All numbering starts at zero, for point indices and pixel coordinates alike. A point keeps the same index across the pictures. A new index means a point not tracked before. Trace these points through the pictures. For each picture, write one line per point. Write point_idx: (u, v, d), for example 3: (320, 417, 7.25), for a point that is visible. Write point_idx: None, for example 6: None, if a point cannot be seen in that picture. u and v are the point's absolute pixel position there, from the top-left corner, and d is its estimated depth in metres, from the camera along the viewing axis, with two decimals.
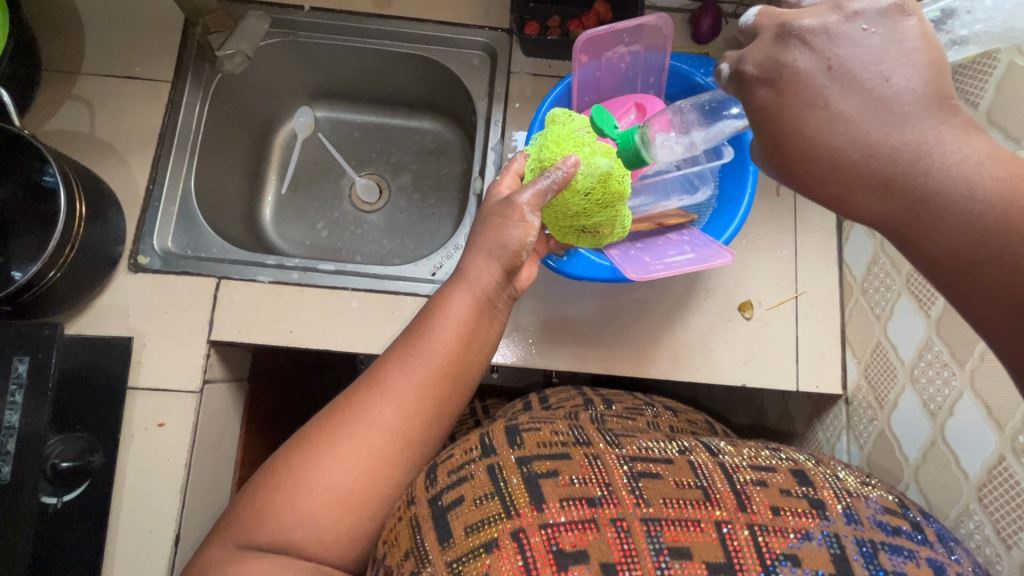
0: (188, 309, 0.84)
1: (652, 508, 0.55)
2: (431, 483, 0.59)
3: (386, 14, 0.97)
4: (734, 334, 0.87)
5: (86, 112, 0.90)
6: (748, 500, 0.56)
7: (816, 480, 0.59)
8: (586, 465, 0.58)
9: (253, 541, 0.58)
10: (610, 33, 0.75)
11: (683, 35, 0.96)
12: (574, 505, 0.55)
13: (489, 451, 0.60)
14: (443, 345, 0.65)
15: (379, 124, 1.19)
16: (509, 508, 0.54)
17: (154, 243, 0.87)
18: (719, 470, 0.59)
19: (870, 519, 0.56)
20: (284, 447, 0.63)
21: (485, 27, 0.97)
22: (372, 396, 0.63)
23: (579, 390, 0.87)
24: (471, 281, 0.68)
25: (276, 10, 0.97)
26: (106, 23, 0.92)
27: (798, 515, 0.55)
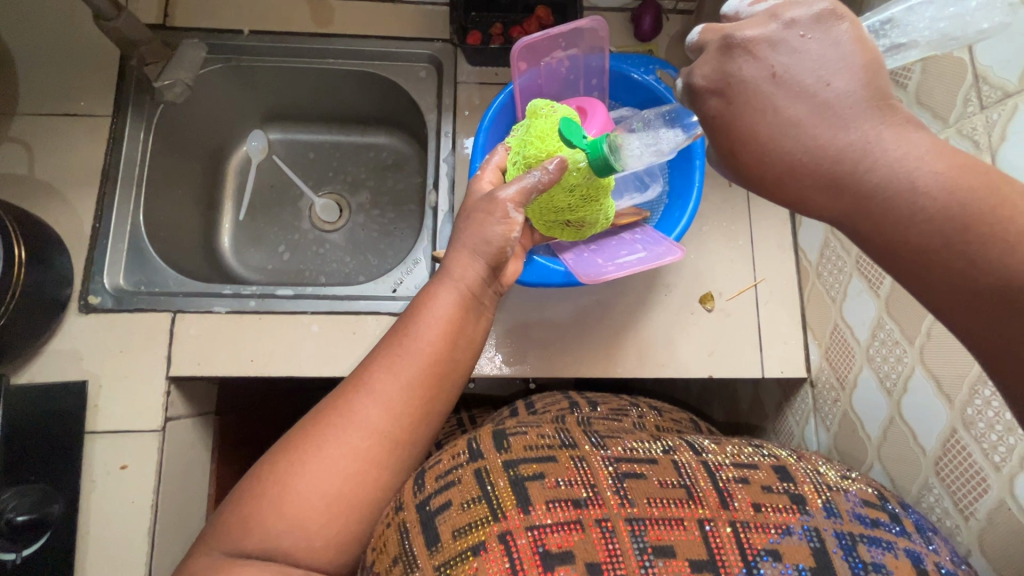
0: (144, 347, 0.83)
1: (637, 508, 0.54)
2: (418, 487, 0.57)
3: (328, 32, 0.96)
4: (697, 326, 0.88)
5: (24, 154, 0.87)
6: (730, 497, 0.56)
7: (796, 475, 0.59)
8: (572, 467, 0.58)
9: (240, 550, 0.55)
10: (546, 39, 0.75)
11: (625, 34, 0.96)
12: (558, 508, 0.54)
13: (475, 455, 0.58)
14: (429, 344, 0.64)
15: (334, 143, 1.18)
16: (496, 510, 0.53)
17: (104, 282, 0.85)
18: (703, 468, 0.59)
19: (848, 512, 0.56)
20: (268, 451, 0.61)
21: (428, 39, 0.96)
22: (355, 398, 0.61)
23: (564, 393, 0.83)
24: (456, 279, 0.67)
25: (215, 36, 0.94)
26: (39, 62, 0.90)
27: (778, 510, 0.55)
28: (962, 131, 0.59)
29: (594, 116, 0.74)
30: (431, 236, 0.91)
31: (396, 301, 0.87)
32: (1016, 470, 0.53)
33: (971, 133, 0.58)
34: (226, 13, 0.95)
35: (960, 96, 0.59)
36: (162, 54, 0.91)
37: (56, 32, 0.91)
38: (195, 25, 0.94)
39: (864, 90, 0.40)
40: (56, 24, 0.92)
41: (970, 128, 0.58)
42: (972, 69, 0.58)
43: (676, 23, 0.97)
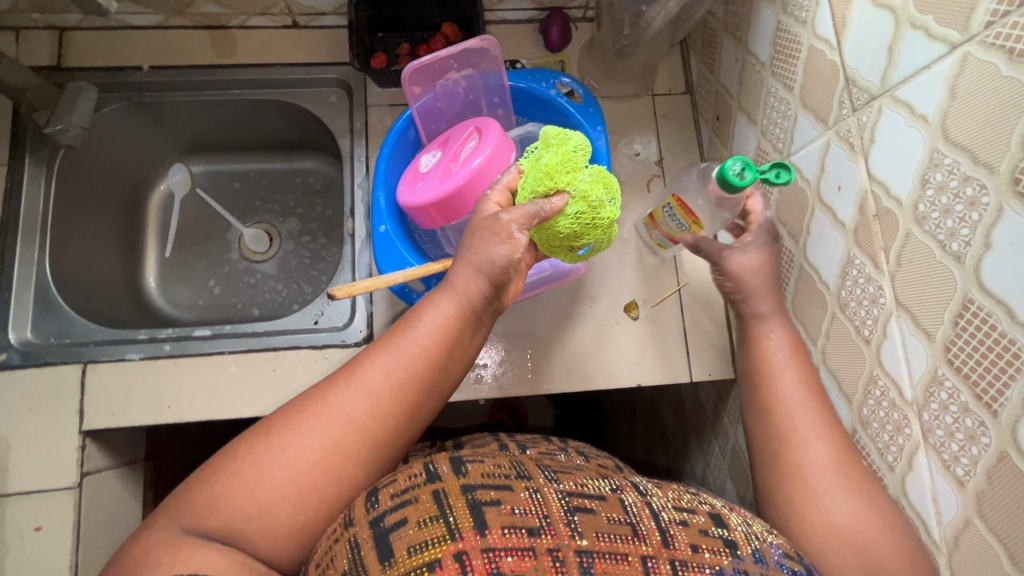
0: (53, 402, 0.80)
1: (586, 540, 0.49)
2: (372, 505, 0.52)
3: (230, 62, 0.93)
4: (624, 335, 0.88)
5: None
6: (671, 538, 0.51)
7: (731, 522, 0.55)
8: (526, 496, 0.52)
9: (202, 527, 0.53)
10: (437, 60, 0.74)
11: (536, 45, 0.96)
12: (513, 535, 0.48)
13: (431, 476, 0.53)
14: (423, 344, 0.61)
15: (260, 171, 1.16)
16: (451, 528, 0.48)
17: (10, 337, 0.83)
18: (646, 507, 0.54)
19: (771, 558, 0.51)
20: (250, 428, 0.59)
21: (336, 62, 0.94)
22: (343, 392, 0.59)
23: (494, 435, 0.79)
24: (453, 284, 0.64)
25: (111, 74, 0.92)
26: None
27: (712, 550, 0.50)
28: (839, 134, 0.60)
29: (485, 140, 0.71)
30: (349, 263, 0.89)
31: (317, 334, 0.86)
32: (906, 470, 0.55)
33: (847, 135, 0.58)
34: (124, 52, 0.92)
35: (836, 98, 0.60)
36: (53, 97, 0.88)
37: None
38: (90, 65, 0.91)
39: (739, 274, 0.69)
40: None
41: (845, 130, 0.59)
42: (843, 71, 0.58)
43: (585, 32, 0.96)
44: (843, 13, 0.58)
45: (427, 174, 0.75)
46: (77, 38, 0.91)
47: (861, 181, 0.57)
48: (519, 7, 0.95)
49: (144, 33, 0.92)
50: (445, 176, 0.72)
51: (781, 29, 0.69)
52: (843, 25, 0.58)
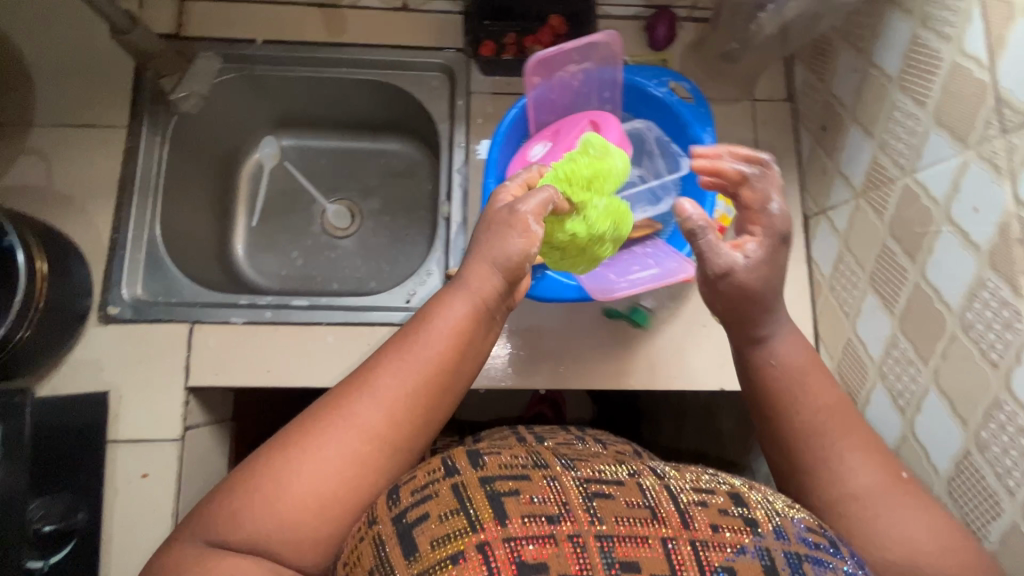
0: (162, 357, 0.84)
1: (606, 525, 0.47)
2: (393, 501, 0.52)
3: (340, 41, 0.95)
4: (708, 338, 0.88)
5: (42, 165, 0.88)
6: (689, 517, 0.49)
7: (749, 500, 0.52)
8: (545, 484, 0.51)
9: (227, 542, 0.53)
10: (560, 53, 0.74)
11: (639, 42, 0.96)
12: (535, 524, 0.47)
13: (446, 467, 0.52)
14: (436, 349, 0.62)
15: (346, 149, 1.18)
16: (472, 522, 0.47)
17: (123, 292, 0.87)
18: (665, 489, 0.51)
19: (795, 534, 0.49)
20: (266, 444, 0.59)
21: (441, 48, 0.96)
22: (359, 399, 0.59)
23: (512, 430, 0.77)
24: (468, 287, 0.65)
25: (228, 46, 0.94)
26: (54, 76, 0.90)
27: (731, 530, 0.48)
28: (981, 155, 0.59)
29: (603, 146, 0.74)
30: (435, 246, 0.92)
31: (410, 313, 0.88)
32: None
33: (991, 156, 0.58)
34: (238, 24, 0.94)
35: (980, 118, 0.59)
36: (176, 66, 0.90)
37: (67, 41, 0.92)
38: (209, 35, 0.94)
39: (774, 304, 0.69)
40: (68, 32, 0.92)
41: (990, 151, 0.58)
42: (993, 90, 0.57)
43: (689, 31, 0.96)
44: (1000, 32, 0.57)
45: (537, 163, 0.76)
46: (196, 8, 0.94)
47: (1004, 203, 0.56)
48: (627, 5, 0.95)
49: (259, 7, 0.94)
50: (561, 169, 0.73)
51: (918, 42, 0.68)
52: (999, 44, 0.57)
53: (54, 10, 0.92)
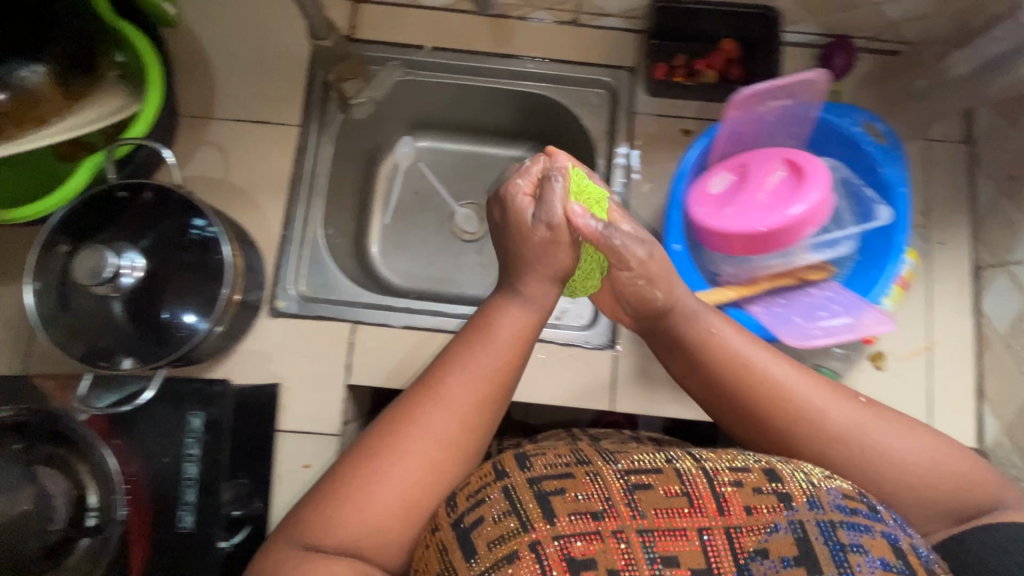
0: (326, 354, 0.88)
1: (647, 519, 0.51)
2: (451, 507, 0.55)
3: (508, 53, 0.95)
4: (867, 382, 0.86)
5: (220, 158, 0.91)
6: (724, 503, 0.52)
7: (783, 473, 0.54)
8: (588, 480, 0.53)
9: (320, 545, 0.56)
10: (767, 90, 0.72)
11: (812, 72, 0.93)
12: (580, 520, 0.50)
13: (495, 470, 0.55)
14: (500, 359, 0.62)
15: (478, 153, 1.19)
16: (521, 522, 0.50)
17: (290, 288, 0.90)
18: (702, 472, 0.54)
19: (829, 502, 0.52)
20: (348, 456, 0.60)
21: (607, 64, 0.94)
22: (428, 412, 0.60)
23: (568, 430, 0.76)
24: (528, 298, 0.64)
25: (398, 51, 0.95)
26: (233, 71, 0.93)
27: (767, 509, 0.51)
28: None
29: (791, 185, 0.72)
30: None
31: (563, 331, 0.89)
32: None
33: None
34: (410, 30, 0.95)
35: None
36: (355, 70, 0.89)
37: (244, 35, 0.93)
38: (381, 39, 0.95)
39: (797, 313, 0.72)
40: (247, 28, 0.93)
41: None
42: None
43: (867, 63, 0.92)
44: None
45: (720, 198, 0.76)
46: (370, 12, 0.95)
47: None
48: (806, 31, 0.92)
49: (432, 14, 0.95)
50: (758, 211, 0.72)
51: None
52: None
53: (237, 6, 0.94)
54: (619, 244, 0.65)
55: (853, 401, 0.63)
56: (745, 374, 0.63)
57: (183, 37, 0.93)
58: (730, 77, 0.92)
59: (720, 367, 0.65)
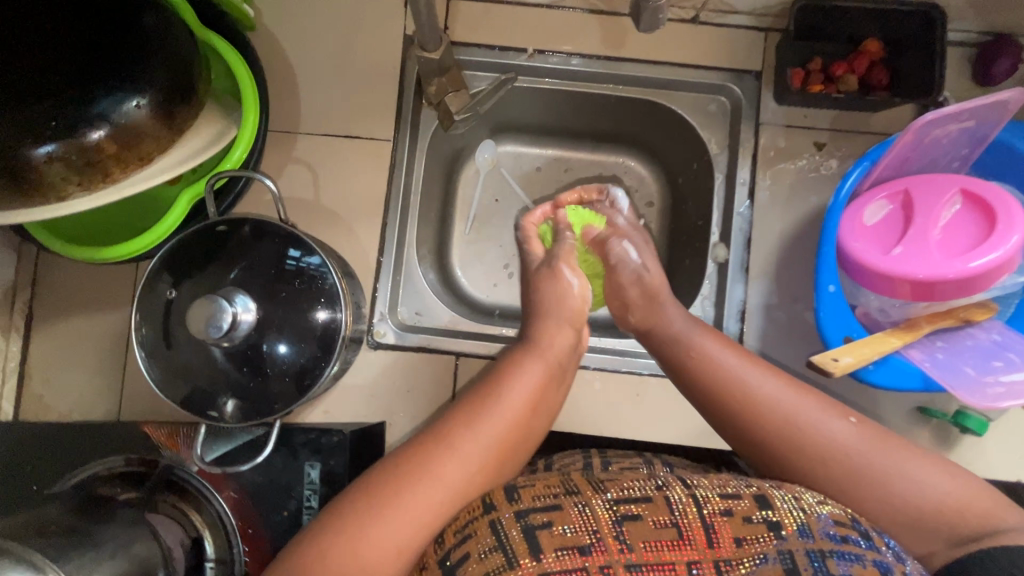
0: (430, 389, 0.83)
1: (634, 553, 0.49)
2: (439, 540, 0.53)
3: (618, 56, 0.86)
4: (1013, 423, 0.80)
5: (309, 177, 0.85)
6: (715, 533, 0.51)
7: (776, 500, 0.53)
8: (575, 512, 0.51)
9: None
10: (952, 113, 0.63)
11: (963, 76, 0.83)
12: (565, 557, 0.49)
13: (483, 503, 0.53)
14: (513, 411, 0.61)
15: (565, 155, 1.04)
16: (507, 558, 0.49)
17: (388, 316, 0.85)
18: (692, 500, 0.53)
19: (819, 530, 0.51)
20: (350, 489, 0.55)
21: (730, 68, 0.85)
22: (444, 460, 0.56)
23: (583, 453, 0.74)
24: (543, 350, 0.68)
25: (496, 54, 0.87)
26: (319, 79, 0.85)
27: (756, 538, 0.51)
28: None
29: (970, 219, 0.65)
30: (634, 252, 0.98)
31: None
32: None
33: None
34: (511, 29, 0.86)
35: None
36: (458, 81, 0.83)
37: (331, 40, 0.86)
38: (478, 41, 0.86)
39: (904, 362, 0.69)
40: (335, 31, 0.86)
41: None
42: None
43: None
44: None
45: (879, 232, 0.68)
46: (465, 7, 0.86)
47: None
48: (961, 29, 0.81)
49: (536, 11, 0.86)
50: (935, 253, 0.64)
51: None
52: None
53: (321, 6, 0.86)
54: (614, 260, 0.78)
55: (844, 420, 0.59)
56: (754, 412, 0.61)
57: (266, 43, 0.85)
58: (873, 83, 0.81)
59: (738, 409, 0.61)
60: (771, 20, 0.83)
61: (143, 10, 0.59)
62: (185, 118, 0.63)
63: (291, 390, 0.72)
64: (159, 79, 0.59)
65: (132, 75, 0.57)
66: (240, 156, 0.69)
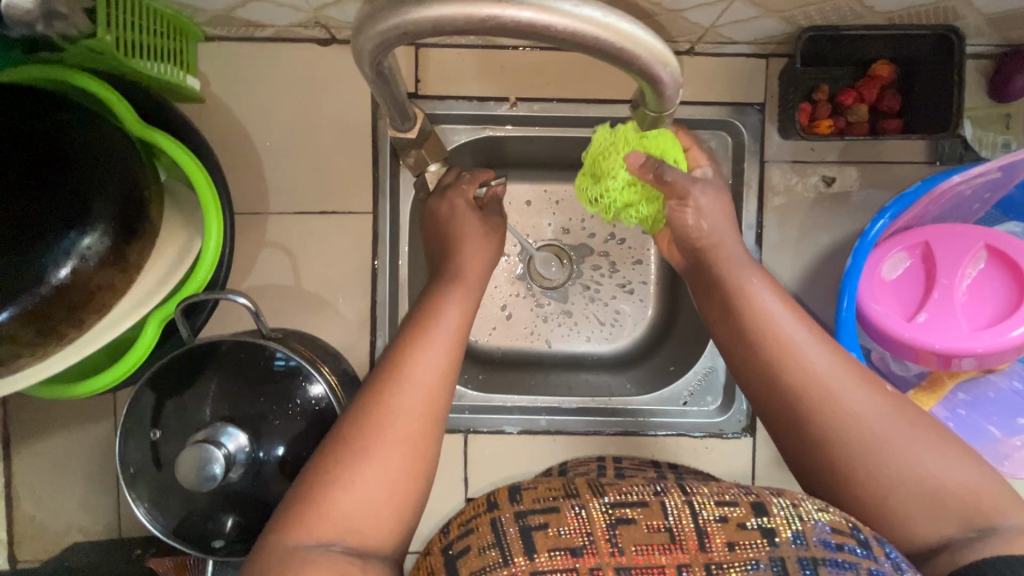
0: (443, 468, 0.83)
1: (625, 557, 0.43)
2: (445, 531, 0.48)
3: (606, 97, 0.79)
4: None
5: (286, 261, 0.79)
6: (707, 538, 0.44)
7: (772, 506, 0.46)
8: (571, 513, 0.45)
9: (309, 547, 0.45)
10: (984, 169, 0.60)
11: (977, 94, 0.78)
12: (559, 558, 0.43)
13: (486, 500, 0.47)
14: (451, 332, 0.57)
15: (555, 187, 0.92)
16: (502, 555, 0.43)
17: None
18: (686, 505, 0.46)
19: (814, 538, 0.44)
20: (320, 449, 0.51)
21: (728, 102, 0.79)
22: (392, 396, 0.51)
23: (595, 459, 0.70)
24: (469, 270, 0.64)
25: (474, 106, 0.79)
26: (284, 152, 0.78)
27: (748, 545, 0.43)
28: None
29: (993, 280, 0.64)
30: (628, 285, 0.92)
31: (695, 425, 0.83)
32: None
33: None
34: (488, 75, 0.79)
35: None
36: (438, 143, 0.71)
37: (292, 106, 0.78)
38: (452, 93, 0.79)
39: None
40: (296, 97, 0.78)
41: None
42: None
43: None
44: None
45: (901, 288, 0.66)
46: (435, 56, 0.78)
47: None
48: (978, 44, 0.75)
49: (515, 53, 0.79)
50: (960, 321, 0.62)
51: None
52: None
53: (275, 67, 0.78)
54: (675, 179, 0.56)
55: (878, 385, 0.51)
56: (781, 366, 0.52)
57: (222, 117, 0.78)
58: (885, 110, 0.76)
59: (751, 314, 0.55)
60: (773, 48, 0.76)
61: (74, 135, 0.54)
62: (145, 239, 0.59)
63: None
64: (107, 208, 0.54)
65: (74, 214, 0.52)
66: (216, 250, 0.61)
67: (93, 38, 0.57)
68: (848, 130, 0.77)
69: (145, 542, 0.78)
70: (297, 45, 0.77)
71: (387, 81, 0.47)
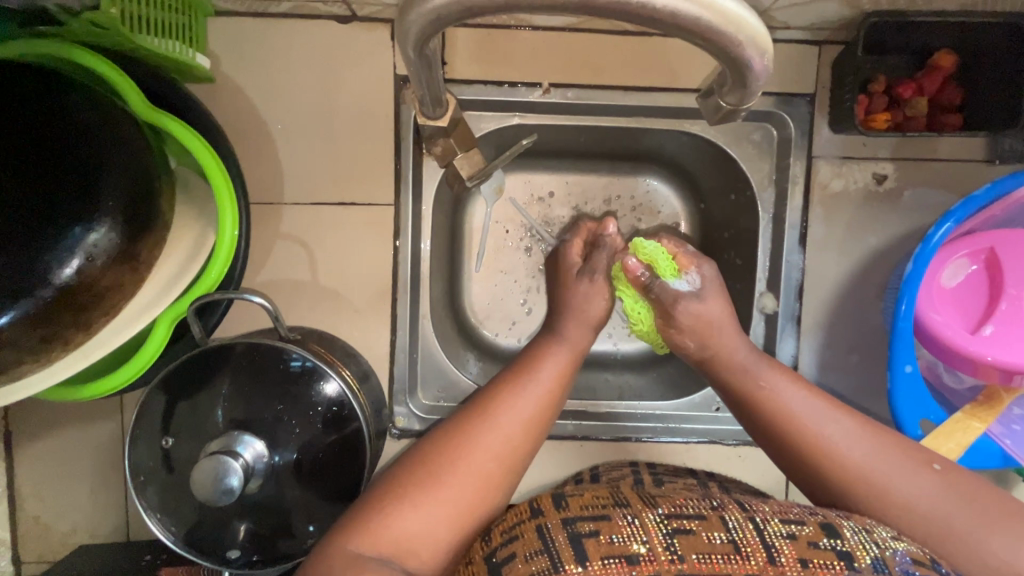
0: None
1: (686, 564, 0.40)
2: (484, 541, 0.46)
3: (645, 84, 0.74)
4: None
5: (303, 255, 0.75)
6: (776, 552, 0.41)
7: (844, 530, 0.44)
8: (624, 522, 0.43)
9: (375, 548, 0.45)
10: None
11: None
12: (614, 566, 0.40)
13: (530, 508, 0.46)
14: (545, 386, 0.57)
15: (582, 178, 0.87)
16: (552, 562, 0.41)
17: (408, 399, 0.78)
18: (750, 522, 0.44)
19: (898, 567, 0.41)
20: (403, 458, 0.53)
21: (777, 92, 0.73)
22: (486, 430, 0.53)
23: (631, 464, 0.67)
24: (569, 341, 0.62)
25: (505, 91, 0.74)
26: (299, 139, 0.73)
27: (825, 565, 0.40)
28: None
29: None
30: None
31: (727, 431, 0.79)
32: None
33: None
34: (520, 59, 0.73)
35: None
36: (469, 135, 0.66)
37: (309, 88, 0.73)
38: (482, 76, 0.73)
39: (983, 447, 0.62)
40: (313, 79, 0.73)
41: None
42: None
43: None
44: None
45: (961, 296, 0.62)
46: (464, 36, 0.73)
47: None
48: None
49: (550, 35, 0.73)
50: None
51: None
52: None
53: (291, 46, 0.72)
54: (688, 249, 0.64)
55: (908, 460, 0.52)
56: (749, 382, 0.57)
57: (233, 99, 0.72)
58: (945, 104, 0.72)
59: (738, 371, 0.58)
60: (827, 34, 0.71)
61: (80, 119, 0.50)
62: (155, 235, 0.55)
63: (310, 511, 0.65)
64: (115, 199, 0.51)
65: (79, 205, 0.49)
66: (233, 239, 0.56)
67: (97, 11, 0.51)
68: (906, 124, 0.72)
69: (152, 547, 0.75)
70: (314, 23, 0.72)
71: (426, 64, 0.42)
